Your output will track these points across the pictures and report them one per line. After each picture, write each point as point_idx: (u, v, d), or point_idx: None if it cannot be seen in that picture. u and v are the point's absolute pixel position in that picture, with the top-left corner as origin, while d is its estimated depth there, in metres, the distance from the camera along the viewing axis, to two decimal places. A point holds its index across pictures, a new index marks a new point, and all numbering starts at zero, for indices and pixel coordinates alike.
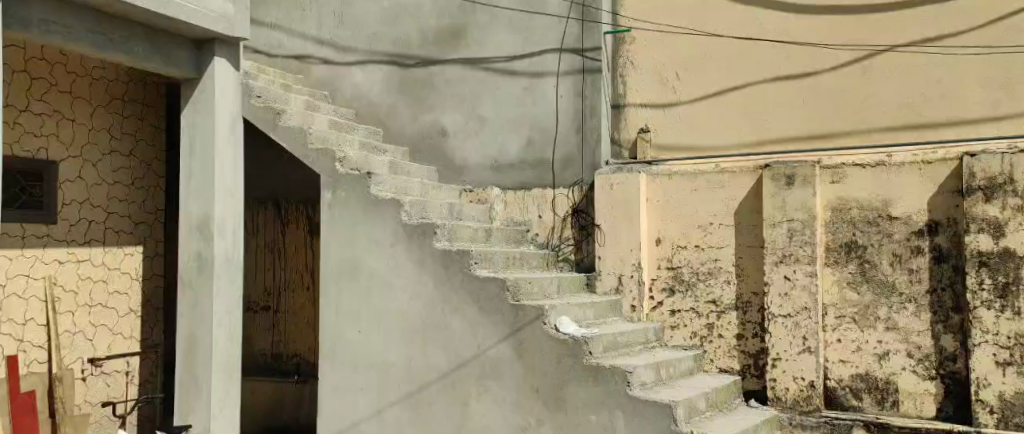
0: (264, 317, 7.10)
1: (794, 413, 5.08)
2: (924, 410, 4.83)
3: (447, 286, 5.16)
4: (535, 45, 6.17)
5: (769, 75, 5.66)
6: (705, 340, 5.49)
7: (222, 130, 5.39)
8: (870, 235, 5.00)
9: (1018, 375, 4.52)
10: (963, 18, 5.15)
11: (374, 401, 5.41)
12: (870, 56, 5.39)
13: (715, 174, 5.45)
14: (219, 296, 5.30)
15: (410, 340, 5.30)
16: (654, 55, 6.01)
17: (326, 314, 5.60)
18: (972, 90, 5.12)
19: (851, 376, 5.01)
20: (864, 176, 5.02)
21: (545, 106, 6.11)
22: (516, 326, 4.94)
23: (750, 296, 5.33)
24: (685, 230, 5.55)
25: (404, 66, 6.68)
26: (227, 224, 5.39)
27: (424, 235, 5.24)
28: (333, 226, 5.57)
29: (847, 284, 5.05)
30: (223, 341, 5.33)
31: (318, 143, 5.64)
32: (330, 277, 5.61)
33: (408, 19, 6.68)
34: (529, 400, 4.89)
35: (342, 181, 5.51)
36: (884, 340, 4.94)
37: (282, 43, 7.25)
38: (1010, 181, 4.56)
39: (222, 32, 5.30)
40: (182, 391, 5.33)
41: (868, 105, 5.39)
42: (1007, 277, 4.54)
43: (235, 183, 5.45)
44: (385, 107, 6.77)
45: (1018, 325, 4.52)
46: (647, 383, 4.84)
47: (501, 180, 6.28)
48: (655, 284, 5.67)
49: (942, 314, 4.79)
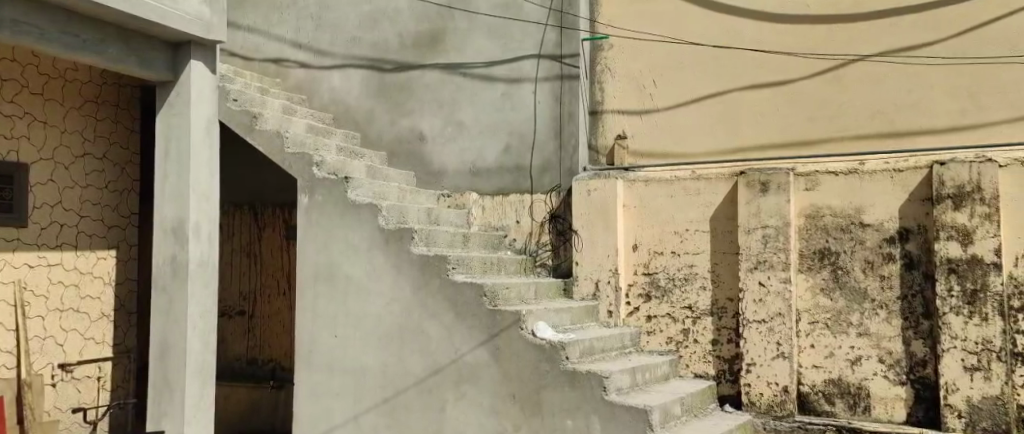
0: (241, 322, 7.06)
1: (768, 418, 5.12)
2: (895, 415, 4.89)
3: (425, 291, 5.16)
4: (514, 51, 6.19)
5: (744, 82, 5.72)
6: (681, 345, 5.53)
7: (199, 133, 5.36)
8: (843, 241, 5.05)
9: (985, 380, 4.59)
10: (933, 29, 5.25)
11: (350, 406, 5.39)
12: (844, 64, 5.46)
13: (691, 180, 5.50)
14: (194, 300, 5.26)
15: (387, 345, 5.29)
16: (631, 63, 6.05)
17: (303, 319, 5.58)
18: (942, 100, 5.21)
19: (824, 381, 5.06)
20: (837, 184, 5.08)
21: (523, 112, 6.13)
22: (494, 331, 4.95)
23: (726, 301, 5.37)
24: (662, 236, 5.58)
25: (382, 71, 6.68)
26: (202, 228, 5.35)
27: (401, 240, 5.24)
28: (310, 230, 5.55)
29: (821, 290, 5.10)
30: (197, 346, 5.28)
31: (294, 147, 5.61)
32: (306, 282, 5.58)
33: (387, 23, 6.68)
34: (506, 405, 4.89)
35: (319, 186, 5.49)
36: (857, 346, 4.99)
37: (260, 46, 7.23)
38: (978, 189, 4.64)
39: (198, 34, 5.26)
40: (157, 397, 5.29)
41: (841, 113, 5.46)
42: (975, 284, 4.62)
43: (211, 186, 5.42)
44: (363, 112, 6.75)
45: (986, 331, 4.60)
46: (623, 388, 4.85)
47: (478, 185, 6.29)
48: (633, 289, 5.69)
49: (913, 320, 4.86)
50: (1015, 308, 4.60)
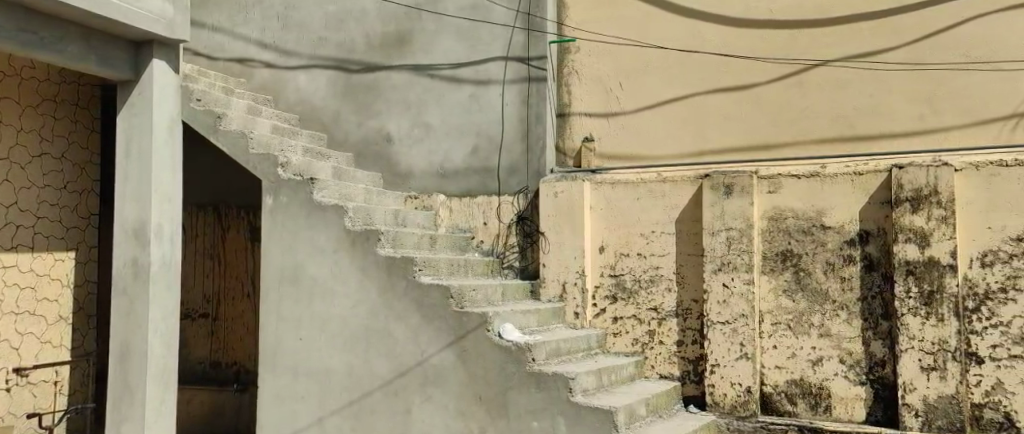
0: (203, 325, 6.98)
1: (731, 418, 5.17)
2: (855, 415, 4.97)
3: (391, 293, 5.14)
4: (480, 53, 6.20)
5: (708, 86, 5.78)
6: (647, 347, 5.57)
7: (161, 132, 5.29)
8: (805, 244, 5.13)
9: (941, 379, 4.69)
10: (891, 35, 5.35)
11: (315, 410, 5.35)
12: (806, 69, 5.55)
13: (657, 183, 5.54)
14: (156, 303, 5.19)
15: (353, 348, 5.26)
16: (598, 66, 6.09)
17: (267, 321, 5.54)
18: (900, 105, 5.32)
19: (786, 382, 5.13)
20: (799, 187, 5.16)
21: (491, 114, 6.14)
22: (460, 333, 4.95)
23: (691, 303, 5.42)
24: (627, 238, 5.62)
25: (349, 72, 6.64)
26: (164, 230, 5.28)
27: (367, 242, 5.21)
28: (274, 231, 5.51)
29: (783, 292, 5.17)
30: (158, 350, 5.21)
31: (260, 148, 5.56)
32: (271, 283, 5.54)
33: (354, 24, 6.65)
34: (471, 408, 4.90)
35: (284, 187, 5.45)
36: (817, 347, 5.06)
37: (224, 46, 7.16)
38: (935, 193, 4.74)
39: (161, 34, 5.20)
40: (117, 401, 5.21)
41: (803, 117, 5.54)
42: (932, 286, 4.72)
43: (173, 186, 5.35)
44: (329, 113, 6.71)
45: (942, 331, 4.69)
46: (589, 389, 4.87)
47: (446, 187, 6.28)
48: (599, 291, 5.72)
49: (872, 321, 4.94)
50: (969, 309, 4.70)
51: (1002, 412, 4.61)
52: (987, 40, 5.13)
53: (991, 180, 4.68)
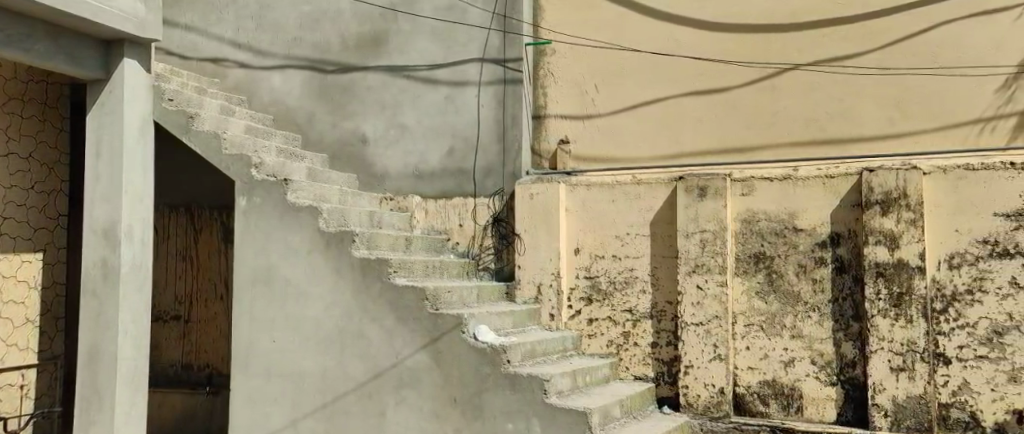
0: (175, 327, 6.91)
1: (705, 419, 5.20)
2: (826, 415, 5.01)
3: (365, 295, 5.12)
4: (456, 54, 6.20)
5: (682, 89, 5.82)
6: (621, 348, 5.59)
7: (132, 132, 5.24)
8: (777, 246, 5.17)
9: (909, 380, 4.75)
10: (862, 40, 5.42)
11: (288, 412, 5.32)
12: (779, 73, 5.60)
13: (632, 185, 5.57)
14: (126, 305, 5.13)
15: (326, 350, 5.23)
16: (573, 68, 6.12)
17: (240, 323, 5.49)
18: (869, 109, 5.38)
19: (758, 383, 5.17)
20: (772, 189, 5.21)
21: (466, 116, 6.14)
22: (435, 335, 4.94)
23: (665, 304, 5.45)
24: (602, 239, 5.65)
25: (324, 73, 6.61)
26: (135, 230, 5.23)
27: (342, 243, 5.19)
28: (247, 232, 5.47)
29: (756, 294, 5.21)
30: (128, 352, 5.14)
31: (233, 148, 5.52)
32: (244, 285, 5.50)
33: (329, 24, 6.61)
34: (445, 410, 4.89)
35: (258, 187, 5.41)
36: (790, 348, 5.11)
37: (197, 45, 7.09)
38: (904, 196, 4.80)
39: (132, 32, 5.14)
40: (85, 405, 5.14)
41: (775, 120, 5.59)
42: (901, 288, 4.78)
43: (144, 186, 5.29)
44: (304, 114, 6.67)
45: (911, 332, 4.75)
46: (564, 391, 4.88)
47: (422, 188, 6.26)
48: (574, 293, 5.73)
49: (843, 323, 5.00)
50: (937, 311, 4.77)
51: (968, 411, 4.69)
52: (955, 45, 5.21)
53: (958, 184, 4.76)
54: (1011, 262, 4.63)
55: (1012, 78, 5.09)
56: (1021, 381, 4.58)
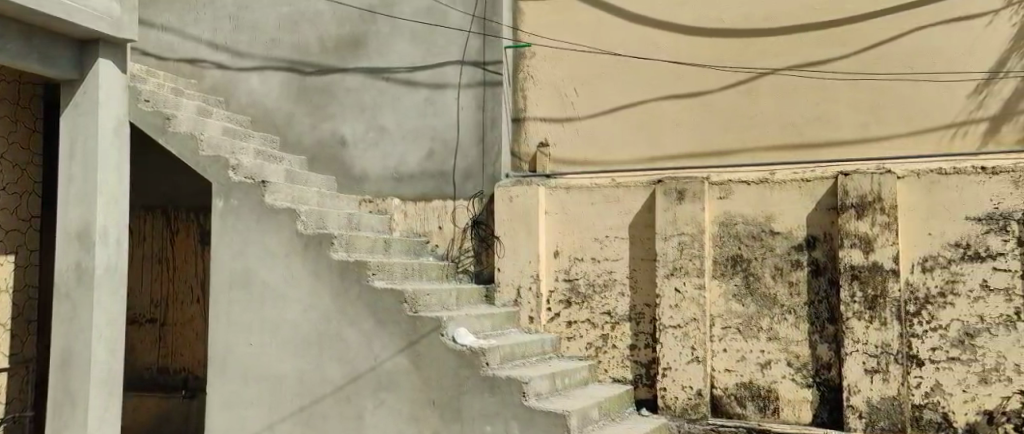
0: (151, 330, 6.85)
1: (683, 421, 5.23)
2: (802, 417, 5.05)
3: (343, 297, 5.11)
4: (436, 56, 6.19)
5: (661, 93, 5.85)
6: (600, 351, 5.60)
7: (107, 133, 5.19)
8: (754, 249, 5.21)
9: (884, 381, 4.80)
10: (837, 45, 5.47)
11: (265, 416, 5.28)
12: (756, 77, 5.64)
13: (610, 188, 5.59)
14: (100, 308, 5.08)
15: (304, 353, 5.21)
16: (553, 71, 6.13)
17: (216, 326, 5.45)
18: (845, 114, 5.44)
19: (735, 385, 5.21)
20: (749, 193, 5.24)
21: (446, 118, 6.14)
22: (414, 338, 4.93)
23: (643, 307, 5.47)
24: (581, 242, 5.66)
25: (302, 74, 6.58)
26: (110, 231, 5.18)
27: (320, 245, 5.17)
28: (224, 235, 5.43)
29: (733, 296, 5.24)
30: (102, 355, 5.09)
31: (209, 150, 5.49)
32: (220, 288, 5.46)
33: (307, 26, 6.58)
34: (423, 413, 4.88)
35: (235, 190, 5.38)
36: (766, 350, 5.15)
37: (174, 46, 7.04)
38: (879, 199, 4.85)
39: (106, 32, 5.09)
40: (57, 409, 5.08)
41: (752, 124, 5.63)
42: (875, 290, 4.83)
43: (118, 187, 5.24)
44: (282, 115, 6.64)
45: (885, 334, 4.80)
46: (542, 394, 4.89)
47: (401, 190, 6.25)
48: (553, 296, 5.74)
49: (819, 325, 5.04)
50: (911, 313, 4.82)
51: (940, 412, 4.74)
52: (928, 51, 5.28)
53: (931, 187, 4.83)
54: (982, 264, 4.70)
55: (983, 84, 5.16)
56: (992, 382, 4.65)
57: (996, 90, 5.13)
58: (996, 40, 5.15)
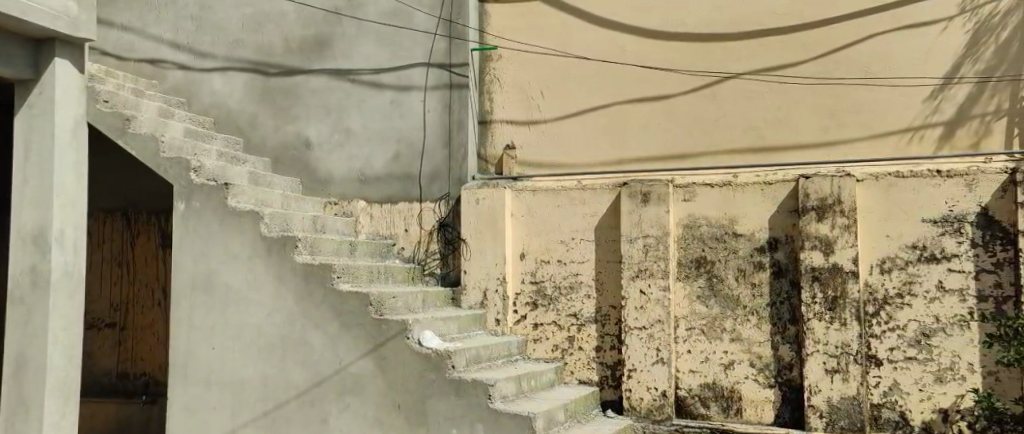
0: (111, 335, 6.75)
1: (648, 422, 5.26)
2: (764, 417, 5.11)
3: (308, 300, 5.07)
4: (401, 58, 6.17)
5: (626, 96, 5.89)
6: (566, 353, 5.61)
7: (65, 135, 5.10)
8: (717, 250, 5.26)
9: (844, 381, 4.87)
10: (799, 50, 5.55)
11: (227, 421, 5.22)
12: (720, 81, 5.70)
13: (576, 191, 5.61)
14: (56, 312, 4.98)
15: (267, 358, 5.15)
16: (519, 74, 6.15)
17: (177, 330, 5.38)
18: (805, 117, 5.51)
19: (699, 385, 5.25)
20: (712, 195, 5.29)
21: (412, 120, 6.12)
22: (380, 341, 4.91)
23: (609, 309, 5.50)
24: (548, 245, 5.67)
25: (266, 75, 6.52)
26: (67, 235, 5.09)
27: (284, 248, 5.13)
28: (186, 238, 5.36)
29: (697, 297, 5.29)
30: (58, 360, 4.99)
31: (171, 152, 5.43)
32: (182, 292, 5.38)
33: (271, 26, 6.53)
34: (388, 415, 4.85)
35: (197, 193, 5.32)
36: (729, 351, 5.20)
37: (134, 46, 6.92)
38: (839, 202, 4.93)
39: (63, 31, 4.99)
40: (11, 415, 4.98)
41: (715, 127, 5.69)
42: (836, 291, 4.90)
43: (76, 190, 5.15)
44: (245, 116, 6.57)
45: (846, 335, 4.87)
46: (508, 395, 4.88)
47: (366, 192, 6.22)
48: (519, 298, 5.74)
49: (781, 326, 5.11)
50: (870, 313, 4.90)
51: (897, 411, 4.83)
52: (886, 56, 5.38)
53: (889, 190, 4.91)
54: (938, 265, 4.80)
55: (938, 89, 5.27)
56: (947, 381, 4.74)
57: (951, 95, 5.24)
58: (950, 46, 5.26)
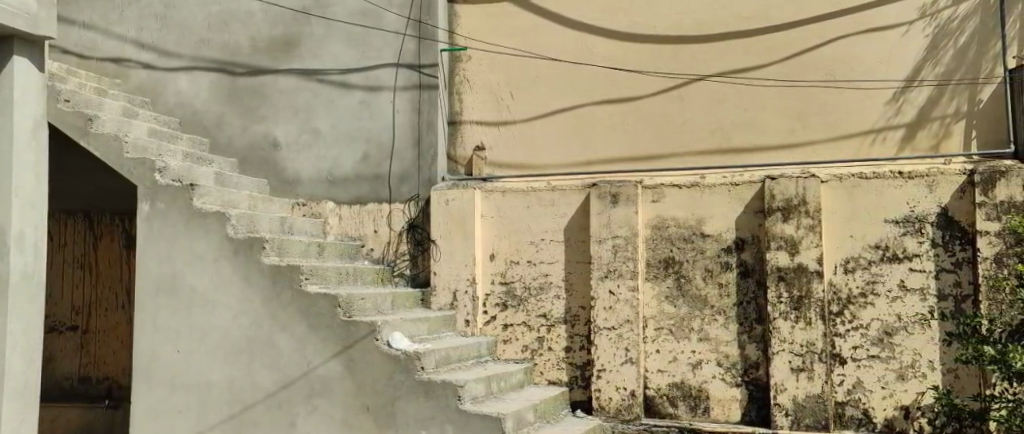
0: (72, 338, 6.65)
1: (616, 421, 5.29)
2: (731, 415, 5.16)
3: (275, 302, 5.02)
4: (370, 59, 6.14)
5: (594, 97, 5.91)
6: (536, 353, 5.62)
7: (25, 135, 5.01)
8: (685, 251, 5.30)
9: (809, 380, 4.92)
10: (765, 52, 5.61)
11: (192, 424, 5.15)
12: (687, 83, 5.74)
13: (546, 192, 5.63)
14: (15, 315, 4.89)
15: (234, 360, 5.10)
16: (488, 75, 6.15)
17: (142, 332, 5.30)
18: (771, 119, 5.57)
19: (668, 385, 5.28)
20: (680, 196, 5.34)
21: (381, 121, 6.09)
22: (348, 343, 4.88)
23: (578, 309, 5.52)
24: (517, 245, 5.68)
25: (232, 75, 6.46)
26: (27, 237, 5.00)
27: (250, 249, 5.08)
28: (150, 240, 5.29)
29: (665, 298, 5.33)
30: (17, 365, 4.89)
31: (135, 152, 5.36)
32: (146, 294, 5.31)
33: (238, 25, 6.46)
34: (357, 417, 4.82)
35: (162, 193, 5.26)
36: (697, 351, 5.24)
37: (97, 44, 6.80)
38: (804, 203, 4.99)
39: (22, 29, 4.90)
40: None
41: (683, 128, 5.73)
42: (801, 290, 4.96)
43: (36, 191, 5.07)
44: (212, 116, 6.50)
45: (811, 334, 4.93)
46: (478, 396, 4.88)
47: (335, 193, 6.18)
48: (489, 299, 5.74)
49: (747, 325, 5.16)
50: (834, 313, 4.97)
51: (861, 409, 4.90)
52: (849, 59, 5.46)
53: (853, 191, 4.98)
54: (900, 265, 4.88)
55: (899, 92, 5.36)
56: (909, 378, 4.82)
57: (912, 98, 5.34)
58: (911, 50, 5.35)
